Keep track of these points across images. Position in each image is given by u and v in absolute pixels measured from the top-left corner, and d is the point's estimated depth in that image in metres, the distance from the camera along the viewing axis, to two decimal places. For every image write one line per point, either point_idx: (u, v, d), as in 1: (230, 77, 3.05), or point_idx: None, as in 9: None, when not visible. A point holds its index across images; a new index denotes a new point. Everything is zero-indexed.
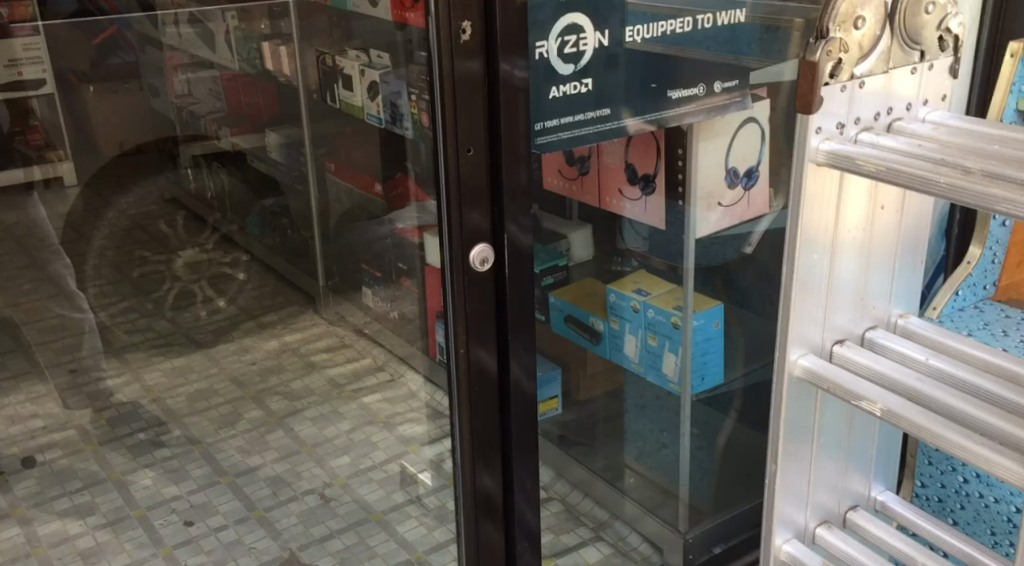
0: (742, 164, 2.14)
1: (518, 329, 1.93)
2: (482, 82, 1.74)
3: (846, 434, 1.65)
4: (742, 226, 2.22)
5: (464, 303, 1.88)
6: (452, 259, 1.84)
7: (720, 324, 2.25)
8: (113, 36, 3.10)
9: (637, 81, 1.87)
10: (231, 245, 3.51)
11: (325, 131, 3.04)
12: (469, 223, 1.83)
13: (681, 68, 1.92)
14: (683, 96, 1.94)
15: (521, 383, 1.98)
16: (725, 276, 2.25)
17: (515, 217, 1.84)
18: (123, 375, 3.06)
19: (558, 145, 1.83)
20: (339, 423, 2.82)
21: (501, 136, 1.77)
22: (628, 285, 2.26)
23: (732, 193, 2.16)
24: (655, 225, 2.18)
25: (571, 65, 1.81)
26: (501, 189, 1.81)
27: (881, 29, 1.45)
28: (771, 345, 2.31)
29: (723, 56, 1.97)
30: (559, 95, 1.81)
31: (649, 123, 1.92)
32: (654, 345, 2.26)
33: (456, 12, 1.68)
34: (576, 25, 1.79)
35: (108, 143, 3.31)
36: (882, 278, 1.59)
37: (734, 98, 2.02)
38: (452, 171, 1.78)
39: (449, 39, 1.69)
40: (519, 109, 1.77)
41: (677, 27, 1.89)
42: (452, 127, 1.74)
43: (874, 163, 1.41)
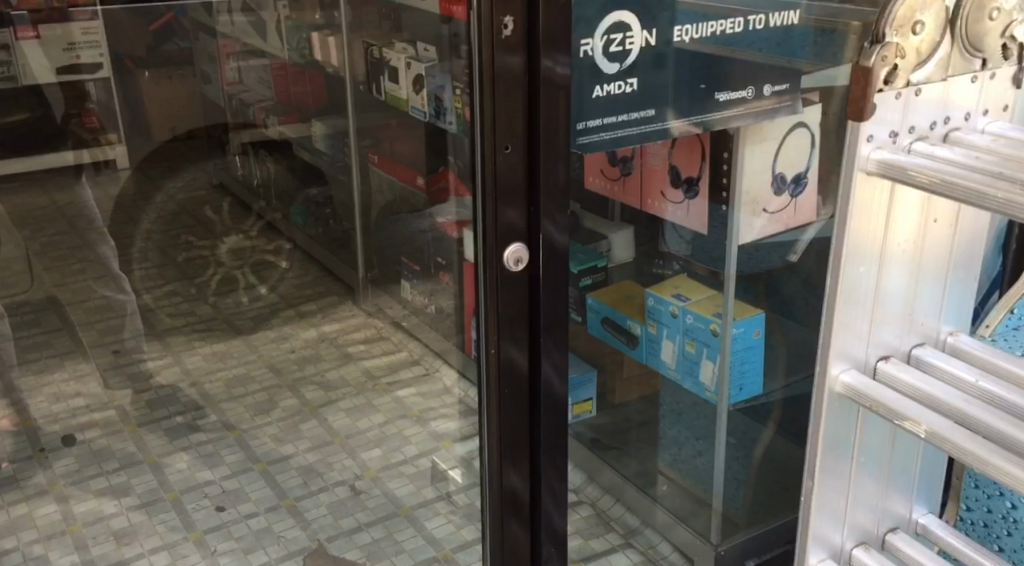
0: (790, 171, 2.09)
1: (551, 329, 1.91)
2: (524, 79, 1.72)
3: (888, 454, 1.61)
4: (787, 234, 2.16)
5: (497, 301, 1.86)
6: (487, 256, 1.83)
7: (760, 333, 2.20)
8: (170, 22, 3.37)
9: (685, 82, 1.84)
10: (274, 233, 3.48)
11: (370, 122, 3.00)
12: (506, 222, 1.81)
13: (731, 70, 1.88)
14: (731, 99, 1.90)
15: (552, 385, 1.96)
16: (768, 284, 2.21)
17: (553, 217, 1.82)
18: (163, 358, 3.07)
19: (600, 146, 1.80)
20: (373, 415, 2.81)
21: (541, 134, 1.74)
22: (667, 289, 2.21)
23: (778, 200, 2.11)
24: (697, 230, 2.14)
25: (618, 64, 1.78)
26: (540, 188, 1.79)
27: (941, 35, 1.41)
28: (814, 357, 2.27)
29: (774, 59, 1.93)
30: (605, 94, 1.78)
31: (695, 126, 1.89)
32: (692, 352, 2.21)
33: (499, 7, 1.65)
34: (623, 24, 1.77)
35: (161, 129, 3.52)
36: (931, 293, 1.55)
37: (783, 101, 1.97)
38: (490, 168, 1.76)
39: (489, 35, 1.67)
40: (561, 107, 1.74)
41: (728, 28, 1.86)
42: (491, 124, 1.72)
43: (927, 174, 1.37)
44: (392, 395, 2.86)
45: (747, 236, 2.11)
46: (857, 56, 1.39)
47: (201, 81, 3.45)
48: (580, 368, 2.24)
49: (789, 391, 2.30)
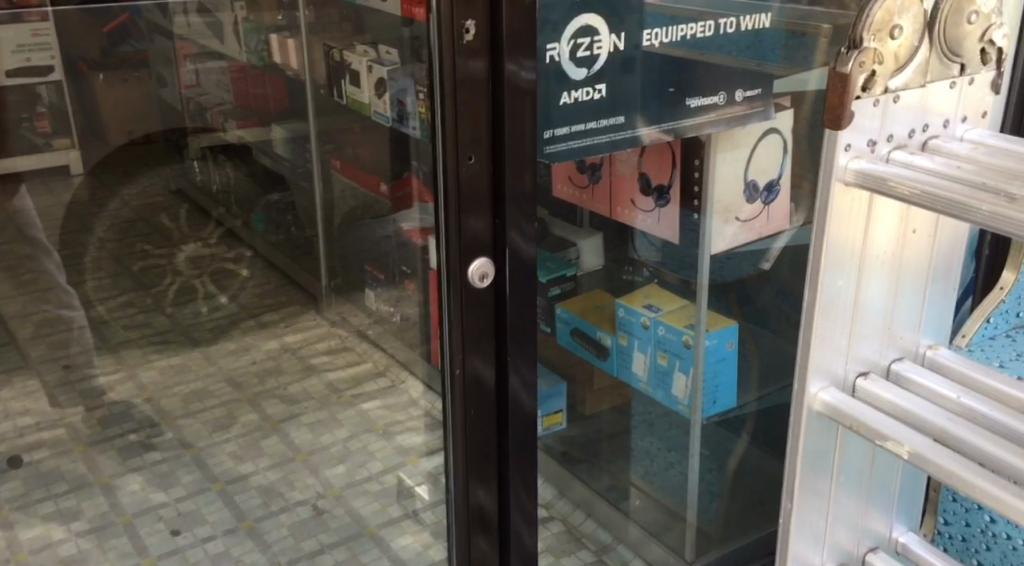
0: (762, 178, 2.02)
1: (518, 343, 1.84)
2: (486, 85, 1.64)
3: (868, 472, 1.55)
4: (760, 243, 2.10)
5: (461, 316, 1.78)
6: (450, 270, 1.75)
7: (734, 345, 2.12)
8: (125, 23, 3.06)
9: (653, 89, 1.77)
10: (235, 240, 3.43)
11: (331, 125, 2.96)
12: (469, 234, 1.73)
13: (701, 75, 1.81)
14: (703, 105, 1.84)
15: (520, 401, 1.89)
16: (740, 292, 2.15)
17: (518, 228, 1.75)
18: (117, 373, 2.97)
19: (568, 155, 1.74)
20: (337, 430, 2.74)
21: (505, 142, 1.67)
22: (638, 300, 2.13)
23: (750, 208, 2.03)
24: (668, 239, 2.06)
25: (585, 70, 1.71)
26: (504, 198, 1.71)
27: (920, 39, 1.34)
28: (788, 367, 2.21)
29: (746, 63, 1.87)
30: (571, 101, 1.71)
31: (666, 133, 1.82)
32: (664, 365, 2.12)
33: (460, 10, 1.58)
34: (591, 28, 1.70)
35: (118, 133, 3.28)
36: (911, 305, 1.49)
37: (757, 107, 1.91)
38: (452, 179, 1.68)
39: (450, 39, 1.59)
40: (526, 114, 1.66)
41: (698, 32, 1.79)
42: (454, 132, 1.65)
43: (908, 185, 1.31)
44: (356, 408, 2.78)
45: (720, 245, 2.03)
46: (834, 61, 1.32)
47: (157, 81, 3.19)
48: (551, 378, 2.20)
49: (763, 401, 2.24)
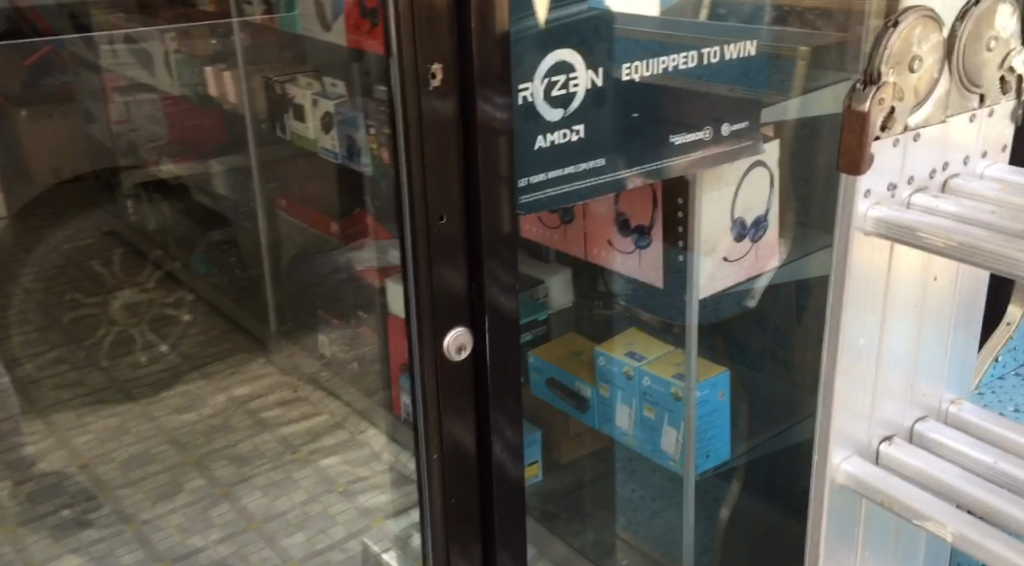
0: (749, 215, 1.86)
1: (499, 410, 1.66)
2: (456, 133, 1.47)
3: (894, 542, 1.39)
4: (747, 283, 1.94)
5: (437, 384, 1.60)
6: (422, 341, 1.57)
7: (725, 394, 1.98)
8: (46, 56, 2.49)
9: (634, 127, 1.62)
10: (175, 283, 3.07)
11: (275, 160, 2.75)
12: (443, 300, 1.56)
13: (684, 109, 1.65)
14: (687, 142, 1.68)
15: (505, 473, 1.71)
16: (726, 335, 1.99)
17: (496, 286, 1.57)
18: (46, 441, 2.73)
19: (545, 204, 1.57)
20: (292, 493, 2.58)
21: (480, 192, 1.51)
22: (620, 346, 1.95)
23: (738, 247, 1.88)
24: (649, 282, 1.89)
25: (560, 109, 1.55)
26: (480, 255, 1.55)
27: (940, 70, 1.20)
28: (780, 413, 2.07)
29: (732, 95, 1.71)
30: (547, 144, 1.54)
31: (651, 175, 1.66)
32: (651, 417, 1.95)
33: (424, 52, 1.41)
34: (565, 64, 1.54)
35: (45, 172, 2.69)
36: (934, 358, 1.33)
37: (745, 140, 1.76)
38: (421, 239, 1.51)
39: (415, 83, 1.42)
40: (501, 159, 1.50)
41: (681, 64, 1.63)
42: (421, 189, 1.48)
43: (943, 237, 1.15)
44: (314, 466, 2.62)
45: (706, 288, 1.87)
46: (847, 98, 1.17)
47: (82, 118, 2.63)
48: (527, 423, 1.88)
49: (750, 453, 2.09)
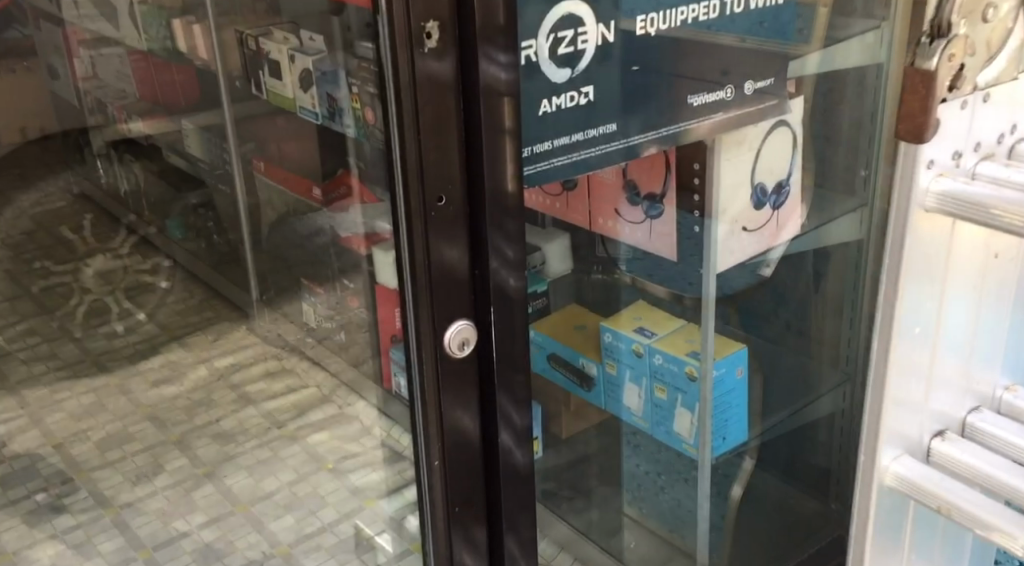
0: (770, 179, 1.67)
1: (506, 399, 1.49)
2: (455, 101, 1.31)
3: (942, 537, 1.34)
4: (763, 254, 1.75)
5: (437, 382, 1.44)
6: (420, 337, 1.41)
7: (742, 372, 1.79)
8: None
9: (650, 87, 1.44)
10: (151, 249, 3.09)
11: (251, 120, 2.58)
12: (444, 290, 1.39)
13: (703, 66, 1.48)
14: (707, 103, 1.50)
15: (513, 470, 1.54)
16: (740, 306, 1.83)
17: (502, 270, 1.41)
18: (19, 420, 2.61)
19: (551, 176, 1.41)
20: (279, 473, 2.42)
21: (484, 167, 1.34)
22: (628, 323, 1.78)
23: (758, 215, 1.69)
24: (661, 255, 1.70)
25: (567, 69, 1.37)
26: (485, 237, 1.38)
27: (1016, 20, 1.12)
28: (800, 390, 1.92)
29: (755, 49, 1.53)
30: (553, 109, 1.37)
31: (667, 141, 1.48)
32: (662, 398, 1.78)
33: (418, 9, 1.24)
34: (573, 17, 1.37)
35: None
36: (992, 342, 1.27)
37: (770, 100, 1.58)
38: (418, 223, 1.34)
39: (408, 43, 1.25)
40: (505, 128, 1.33)
41: (702, 16, 1.46)
42: (417, 167, 1.31)
43: (1015, 214, 1.09)
44: (302, 443, 2.49)
45: (722, 261, 1.69)
46: (911, 54, 1.10)
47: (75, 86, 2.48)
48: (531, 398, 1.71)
49: (767, 434, 1.94)
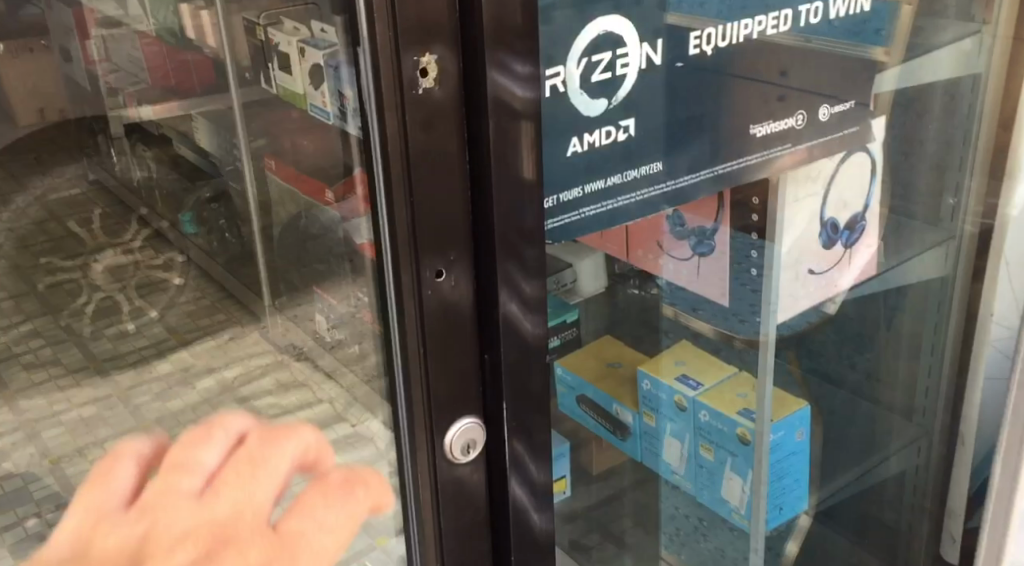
0: (843, 214, 1.43)
1: (520, 441, 1.13)
2: (459, 149, 1.01)
3: None
4: (828, 298, 1.51)
5: (436, 496, 1.11)
6: (416, 451, 1.08)
7: (804, 434, 1.55)
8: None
9: (705, 114, 1.18)
10: None
11: None
12: (445, 388, 1.07)
13: (766, 90, 1.23)
14: (772, 133, 1.26)
15: (537, 555, 1.20)
16: (799, 346, 1.60)
17: (519, 349, 1.09)
18: None
19: (583, 230, 1.13)
20: None
21: (495, 228, 1.03)
22: (669, 370, 1.53)
23: (828, 255, 1.45)
24: (713, 300, 1.46)
25: (603, 99, 1.10)
26: (497, 316, 1.06)
27: None
28: (864, 443, 1.67)
29: (830, 61, 1.29)
30: (585, 150, 1.10)
31: (721, 180, 1.23)
32: (709, 459, 1.53)
33: (410, 36, 0.95)
34: (610, 37, 1.09)
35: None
36: None
37: (850, 127, 1.35)
38: (412, 308, 1.03)
39: (396, 81, 0.96)
40: (523, 168, 1.04)
41: (770, 29, 1.21)
42: (409, 238, 1.01)
43: None
44: None
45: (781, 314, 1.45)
46: None
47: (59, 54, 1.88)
48: (553, 430, 1.43)
49: (825, 503, 1.67)
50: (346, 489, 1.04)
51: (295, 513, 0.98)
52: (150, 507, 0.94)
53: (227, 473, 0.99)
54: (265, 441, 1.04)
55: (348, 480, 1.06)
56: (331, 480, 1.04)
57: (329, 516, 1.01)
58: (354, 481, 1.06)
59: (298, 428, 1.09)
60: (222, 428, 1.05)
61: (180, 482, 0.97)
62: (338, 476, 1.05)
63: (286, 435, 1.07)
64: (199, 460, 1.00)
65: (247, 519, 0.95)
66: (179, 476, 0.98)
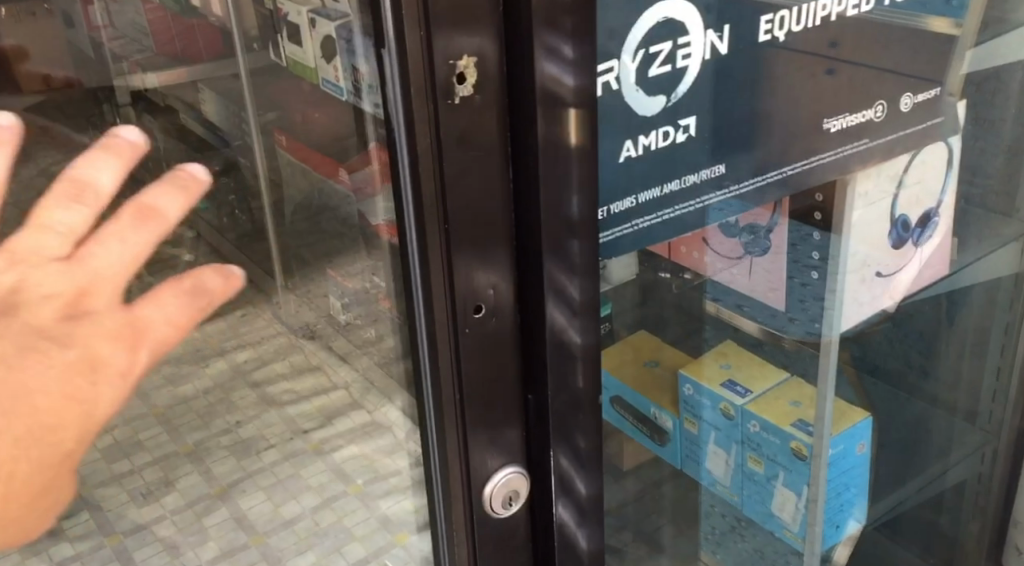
0: (917, 210, 1.31)
1: (570, 472, 1.05)
2: (501, 165, 0.91)
3: None
4: (893, 306, 1.39)
5: (475, 539, 1.03)
6: (452, 506, 1.01)
7: (863, 446, 1.44)
8: None
9: (773, 109, 1.07)
10: None
11: None
12: (484, 426, 0.99)
13: (842, 78, 1.12)
14: (848, 128, 1.15)
15: None
16: (857, 351, 1.46)
17: (566, 378, 1.01)
18: None
19: (635, 243, 1.02)
20: None
21: (541, 255, 0.94)
22: (715, 374, 1.39)
23: (896, 257, 1.33)
24: (759, 298, 1.35)
25: (662, 96, 0.98)
26: (543, 350, 0.98)
27: None
28: (926, 447, 1.55)
29: (907, 41, 1.16)
30: (639, 154, 0.99)
31: (789, 182, 1.12)
32: (759, 473, 1.41)
33: (443, 43, 0.84)
34: (675, 24, 0.97)
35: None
36: None
37: (935, 117, 1.24)
38: (446, 348, 0.94)
39: (429, 95, 0.85)
40: (575, 175, 0.93)
41: (851, 9, 1.09)
42: (443, 272, 0.91)
43: None
44: None
45: (846, 322, 1.34)
46: None
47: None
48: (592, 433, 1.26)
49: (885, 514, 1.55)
50: (193, 296, 0.88)
51: (159, 302, 0.84)
52: (18, 257, 0.80)
53: (100, 237, 0.82)
54: (130, 223, 0.83)
55: (192, 290, 0.88)
56: (184, 280, 0.87)
57: (179, 316, 0.86)
58: (199, 292, 0.88)
59: (151, 196, 0.85)
60: (81, 176, 0.83)
61: (32, 234, 0.81)
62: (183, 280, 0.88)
63: (150, 223, 0.85)
64: (59, 216, 0.82)
65: (115, 292, 0.82)
66: (44, 231, 0.81)
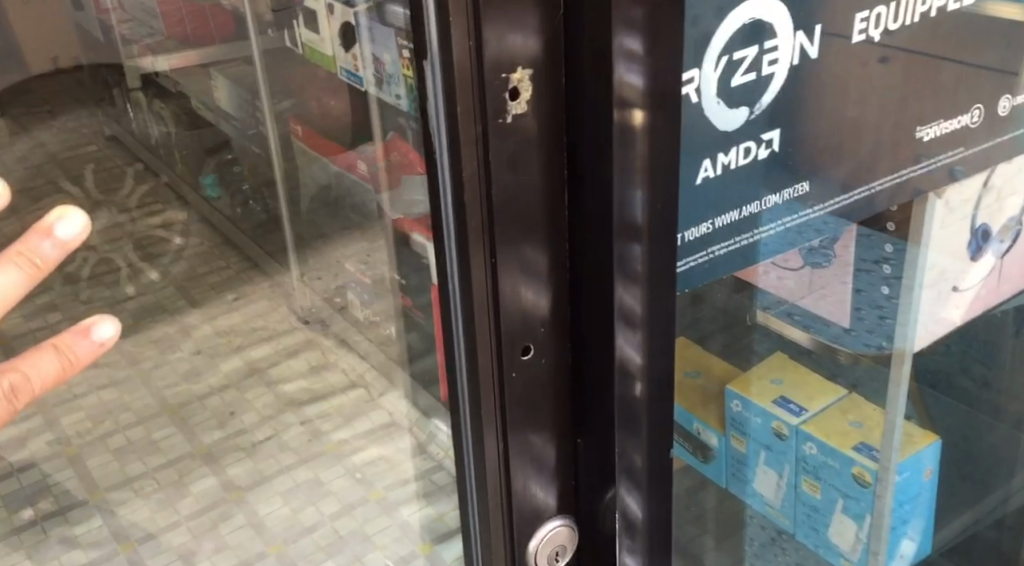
0: (999, 220, 1.23)
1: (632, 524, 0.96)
2: (557, 189, 0.83)
3: None
4: (969, 320, 1.32)
5: None
6: (492, 561, 0.93)
7: (931, 473, 1.38)
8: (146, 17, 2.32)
9: (855, 114, 1.00)
10: (182, 205, 2.49)
11: (289, 75, 2.04)
12: (532, 470, 0.91)
13: (938, 83, 1.05)
14: (943, 135, 1.08)
15: None
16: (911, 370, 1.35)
17: (635, 419, 0.92)
18: (31, 421, 2.04)
19: (711, 270, 0.95)
20: (322, 501, 1.89)
21: (599, 288, 0.86)
22: (766, 391, 1.28)
23: (975, 268, 1.25)
24: (821, 317, 1.26)
25: (745, 108, 0.91)
26: (599, 389, 0.90)
27: None
28: (997, 470, 1.44)
29: (1003, 38, 1.08)
30: (718, 173, 0.92)
31: (855, 205, 1.06)
32: (816, 500, 1.32)
33: (494, 54, 0.76)
34: (767, 29, 0.90)
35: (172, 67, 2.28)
36: None
37: None
38: (491, 391, 0.86)
39: (477, 114, 0.77)
40: (650, 193, 0.85)
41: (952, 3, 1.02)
42: (488, 309, 0.84)
43: None
44: (346, 464, 1.96)
45: (919, 338, 1.26)
46: None
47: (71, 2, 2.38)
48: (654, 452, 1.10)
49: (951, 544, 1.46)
50: (8, 400, 0.72)
51: None
52: None
53: None
54: None
55: (11, 390, 0.72)
56: None
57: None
58: (18, 395, 0.72)
59: None
60: None
61: None
62: (4, 378, 0.72)
63: None
64: None
65: None
66: None
